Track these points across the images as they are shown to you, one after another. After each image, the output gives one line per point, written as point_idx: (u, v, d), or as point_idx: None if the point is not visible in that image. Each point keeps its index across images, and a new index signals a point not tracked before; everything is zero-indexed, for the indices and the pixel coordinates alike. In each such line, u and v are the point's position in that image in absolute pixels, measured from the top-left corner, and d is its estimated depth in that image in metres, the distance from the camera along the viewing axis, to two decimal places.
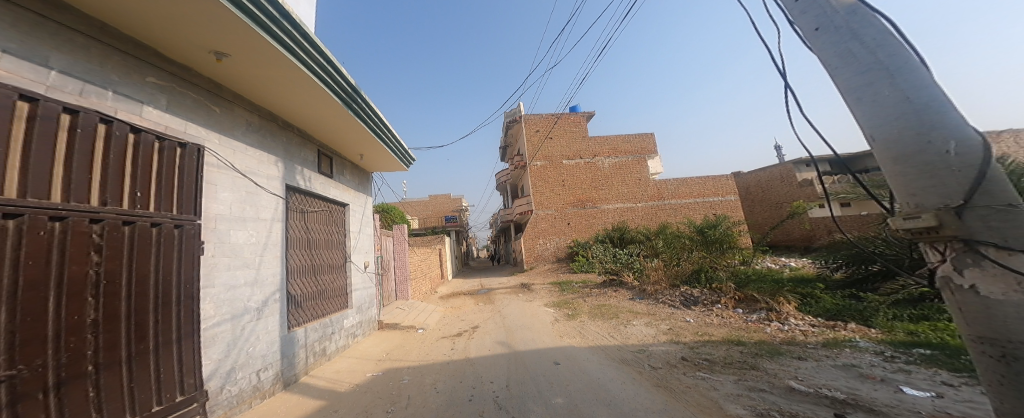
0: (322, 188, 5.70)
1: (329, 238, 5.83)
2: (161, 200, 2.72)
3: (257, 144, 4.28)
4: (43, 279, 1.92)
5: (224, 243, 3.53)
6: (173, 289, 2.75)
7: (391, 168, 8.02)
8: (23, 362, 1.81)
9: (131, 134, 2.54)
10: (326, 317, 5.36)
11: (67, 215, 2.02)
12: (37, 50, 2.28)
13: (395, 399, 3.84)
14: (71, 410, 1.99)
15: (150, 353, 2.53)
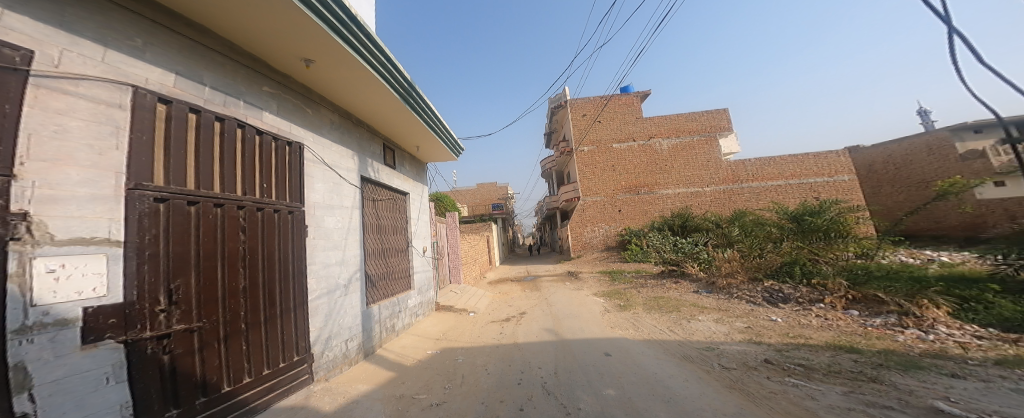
0: (387, 179, 6.22)
1: (395, 224, 6.40)
2: (280, 192, 3.42)
3: (339, 140, 4.81)
4: (214, 252, 2.60)
5: (321, 228, 4.06)
6: (293, 265, 3.44)
7: (443, 159, 8.47)
8: (205, 316, 2.48)
9: (257, 136, 3.30)
10: (394, 296, 5.93)
11: (223, 203, 2.72)
12: (195, 70, 2.78)
13: (451, 376, 4.12)
14: (233, 357, 2.67)
15: (280, 318, 3.20)
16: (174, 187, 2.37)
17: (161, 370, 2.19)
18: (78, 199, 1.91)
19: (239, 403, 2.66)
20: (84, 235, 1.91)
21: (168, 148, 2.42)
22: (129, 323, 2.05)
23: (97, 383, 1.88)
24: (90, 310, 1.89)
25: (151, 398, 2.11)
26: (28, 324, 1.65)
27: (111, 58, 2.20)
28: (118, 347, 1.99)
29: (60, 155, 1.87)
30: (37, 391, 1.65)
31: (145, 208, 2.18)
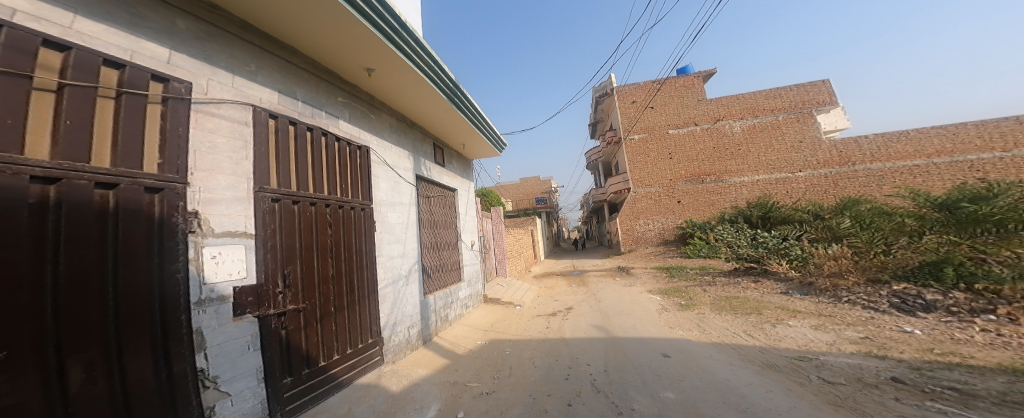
0: (437, 176, 6.50)
1: (446, 219, 6.71)
2: (359, 192, 3.74)
3: (398, 143, 4.97)
4: (313, 243, 2.98)
5: (387, 224, 4.25)
6: (372, 255, 3.78)
7: (486, 155, 8.59)
8: (309, 299, 2.87)
9: (347, 150, 3.72)
10: (447, 288, 6.24)
11: (319, 201, 3.12)
12: (291, 87, 3.12)
13: (498, 367, 4.23)
14: (331, 334, 3.06)
15: (365, 301, 3.57)
16: (284, 189, 2.78)
17: (280, 342, 2.57)
18: (225, 201, 2.34)
19: (332, 377, 3.00)
20: (234, 229, 2.37)
21: (278, 156, 2.82)
22: (260, 301, 2.46)
23: (242, 349, 2.28)
24: (235, 289, 2.31)
25: (275, 365, 2.49)
26: (201, 299, 2.10)
27: (238, 82, 2.60)
28: (254, 321, 2.40)
29: (213, 166, 2.32)
30: (208, 351, 2.10)
31: (266, 207, 2.61)
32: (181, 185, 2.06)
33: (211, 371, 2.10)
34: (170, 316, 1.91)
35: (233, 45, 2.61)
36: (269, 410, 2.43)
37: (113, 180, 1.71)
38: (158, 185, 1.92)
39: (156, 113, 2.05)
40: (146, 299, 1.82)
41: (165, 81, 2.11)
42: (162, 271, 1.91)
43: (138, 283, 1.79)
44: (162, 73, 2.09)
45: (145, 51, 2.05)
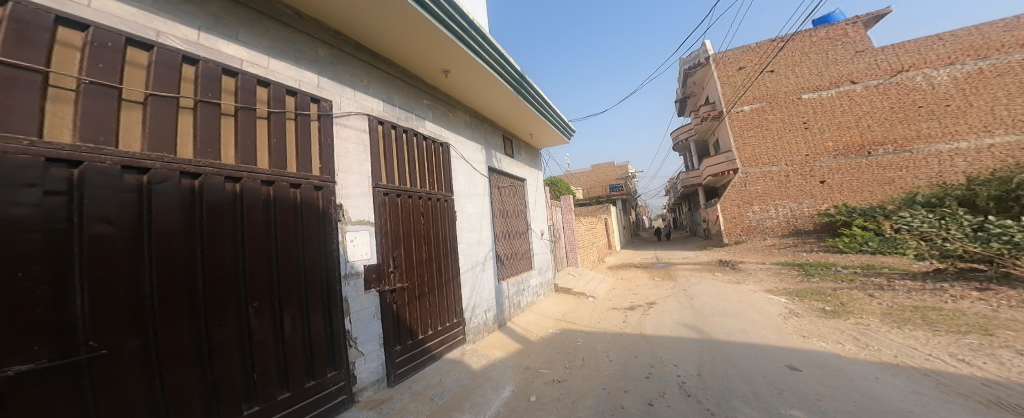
0: (507, 167, 6.55)
1: (516, 209, 6.82)
2: (443, 185, 3.95)
3: (473, 138, 5.04)
4: (411, 230, 3.25)
5: (466, 215, 4.36)
6: (455, 242, 3.97)
7: (554, 143, 8.41)
8: (412, 278, 3.14)
9: (434, 146, 3.94)
10: (518, 275, 6.38)
11: (414, 194, 3.36)
12: (394, 96, 3.40)
13: (570, 357, 4.19)
14: (428, 311, 3.30)
15: (452, 283, 3.79)
16: (389, 185, 3.05)
17: (394, 314, 2.86)
18: (354, 197, 2.68)
19: (428, 353, 3.23)
20: (365, 218, 2.74)
21: (385, 157, 3.09)
22: (379, 277, 2.76)
23: (370, 317, 2.63)
24: (365, 266, 2.65)
25: (391, 333, 2.79)
26: (348, 272, 2.50)
27: (358, 96, 2.94)
28: (376, 295, 2.72)
29: (348, 168, 2.68)
30: (352, 317, 2.49)
31: (380, 200, 2.90)
32: (333, 184, 2.50)
33: (352, 334, 2.47)
34: (331, 287, 2.35)
35: (353, 64, 2.96)
36: (387, 373, 2.72)
37: (296, 182, 2.21)
38: (321, 184, 2.38)
39: (317, 128, 2.50)
40: (318, 273, 2.28)
41: (318, 101, 2.56)
42: (327, 251, 2.37)
43: (315, 260, 2.27)
44: (315, 95, 2.54)
45: (299, 77, 2.47)
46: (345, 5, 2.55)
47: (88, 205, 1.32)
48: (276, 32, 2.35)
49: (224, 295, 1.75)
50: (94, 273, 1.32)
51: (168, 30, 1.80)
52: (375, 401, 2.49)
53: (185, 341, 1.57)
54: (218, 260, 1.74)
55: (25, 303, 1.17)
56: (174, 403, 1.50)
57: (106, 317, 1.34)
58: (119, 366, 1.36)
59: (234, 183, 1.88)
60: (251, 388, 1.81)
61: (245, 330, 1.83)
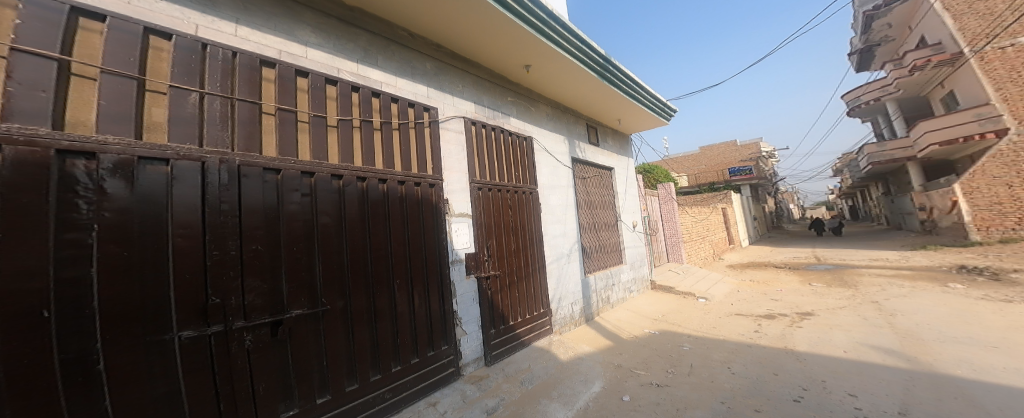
0: (593, 156, 6.21)
1: (603, 199, 6.46)
2: (526, 177, 3.97)
3: (555, 129, 4.96)
4: (500, 221, 3.27)
5: (550, 207, 4.37)
6: (538, 233, 3.92)
7: (648, 126, 7.61)
8: (502, 267, 3.16)
9: (517, 141, 3.97)
10: (607, 269, 6.09)
11: (502, 188, 3.41)
12: (483, 96, 3.55)
13: (675, 362, 3.74)
14: (515, 299, 3.33)
15: (535, 274, 3.78)
16: (481, 180, 3.14)
17: (489, 300, 2.96)
18: (457, 192, 2.85)
19: (516, 339, 3.29)
20: (466, 211, 2.88)
21: (478, 153, 3.20)
22: (475, 264, 2.84)
23: (469, 301, 2.77)
24: (466, 254, 2.80)
25: (488, 316, 2.92)
26: (455, 258, 2.67)
27: (456, 101, 3.15)
28: (474, 281, 2.84)
29: (450, 167, 2.84)
30: (457, 298, 2.66)
31: (476, 195, 3.00)
32: (437, 181, 2.67)
33: (458, 314, 2.66)
34: (446, 271, 2.58)
35: (451, 72, 3.21)
36: (484, 352, 2.87)
37: (418, 181, 2.52)
38: (433, 182, 2.62)
39: (429, 134, 2.79)
40: (437, 258, 2.54)
41: (429, 110, 2.85)
42: (439, 239, 2.57)
43: (434, 247, 2.53)
44: (427, 104, 2.83)
45: (414, 90, 2.78)
46: (446, 16, 2.76)
47: (320, 204, 1.90)
48: (398, 54, 2.71)
49: (383, 273, 2.18)
50: (323, 252, 1.88)
51: (345, 67, 2.31)
52: (475, 377, 2.66)
53: (364, 307, 2.04)
54: (378, 244, 2.17)
55: (298, 268, 1.78)
56: (355, 352, 1.97)
57: (328, 282, 1.89)
58: (332, 319, 1.88)
59: (383, 183, 2.29)
60: (396, 349, 2.20)
61: (393, 301, 2.22)
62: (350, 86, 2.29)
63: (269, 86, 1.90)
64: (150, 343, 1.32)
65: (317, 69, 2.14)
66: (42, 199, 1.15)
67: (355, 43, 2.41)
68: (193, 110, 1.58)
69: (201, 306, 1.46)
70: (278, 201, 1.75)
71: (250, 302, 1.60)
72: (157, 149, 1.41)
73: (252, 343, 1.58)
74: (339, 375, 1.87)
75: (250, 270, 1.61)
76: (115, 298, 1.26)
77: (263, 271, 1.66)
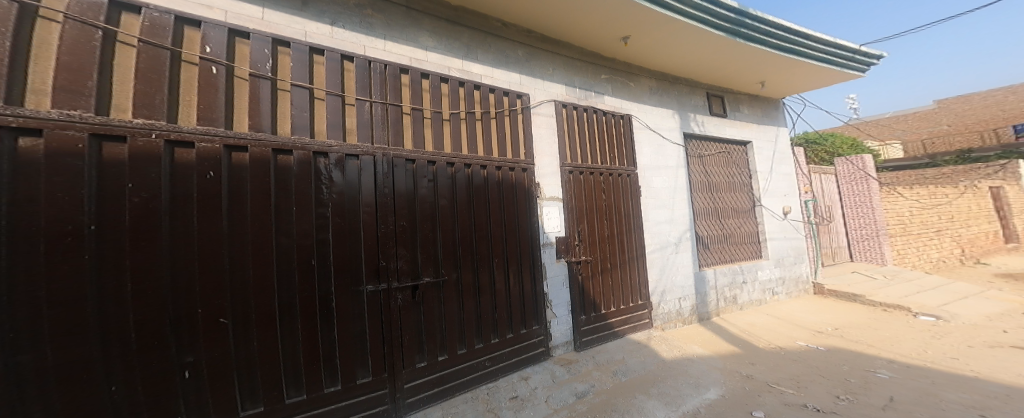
0: (718, 130, 5.04)
1: (731, 181, 5.17)
2: (623, 158, 3.68)
3: (660, 103, 4.31)
4: (592, 206, 3.19)
5: (651, 189, 3.91)
6: (635, 220, 3.60)
7: (812, 84, 5.64)
8: (593, 253, 3.11)
9: (613, 119, 3.69)
10: (735, 264, 4.92)
11: (594, 171, 3.27)
12: (573, 75, 3.34)
13: (846, 385, 2.69)
14: (607, 287, 3.22)
15: (632, 263, 3.52)
16: (573, 163, 3.09)
17: (579, 285, 2.97)
18: (547, 176, 2.87)
19: (609, 327, 3.20)
20: (557, 195, 2.91)
21: (570, 136, 3.14)
22: (567, 248, 2.90)
23: (559, 284, 2.84)
24: (556, 238, 2.85)
25: (578, 301, 2.95)
26: (545, 241, 2.76)
27: (547, 85, 3.04)
28: (564, 265, 2.88)
29: (541, 151, 2.87)
30: (548, 281, 2.76)
31: (567, 178, 2.98)
32: (530, 166, 2.73)
33: (548, 297, 2.76)
34: (538, 253, 2.69)
35: (545, 57, 3.08)
36: (574, 336, 2.91)
37: (513, 166, 2.61)
38: (527, 166, 2.68)
39: (523, 120, 2.76)
40: (529, 240, 2.66)
41: (522, 96, 2.80)
42: (532, 221, 2.69)
43: (527, 231, 2.65)
44: (518, 91, 2.78)
45: (508, 79, 2.77)
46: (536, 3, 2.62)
47: (441, 188, 2.17)
48: (495, 45, 2.71)
49: (483, 251, 2.39)
50: (443, 230, 2.17)
51: (451, 64, 2.43)
52: (564, 359, 2.73)
53: (471, 281, 2.31)
54: (481, 226, 2.38)
55: (428, 242, 2.10)
56: (463, 321, 2.26)
57: (446, 257, 2.18)
58: (448, 290, 2.19)
59: (484, 168, 2.45)
60: (495, 322, 2.43)
61: (493, 279, 2.42)
62: (458, 81, 2.41)
63: (405, 89, 2.14)
64: (353, 291, 1.80)
65: (434, 70, 2.32)
66: (308, 183, 1.68)
67: (459, 40, 2.50)
68: (368, 115, 1.92)
69: (375, 268, 1.87)
70: (415, 186, 2.06)
71: (400, 267, 1.97)
72: (353, 150, 1.82)
73: (402, 301, 1.98)
74: (453, 339, 2.19)
75: (402, 242, 1.98)
76: (340, 255, 1.76)
77: (408, 244, 2.01)
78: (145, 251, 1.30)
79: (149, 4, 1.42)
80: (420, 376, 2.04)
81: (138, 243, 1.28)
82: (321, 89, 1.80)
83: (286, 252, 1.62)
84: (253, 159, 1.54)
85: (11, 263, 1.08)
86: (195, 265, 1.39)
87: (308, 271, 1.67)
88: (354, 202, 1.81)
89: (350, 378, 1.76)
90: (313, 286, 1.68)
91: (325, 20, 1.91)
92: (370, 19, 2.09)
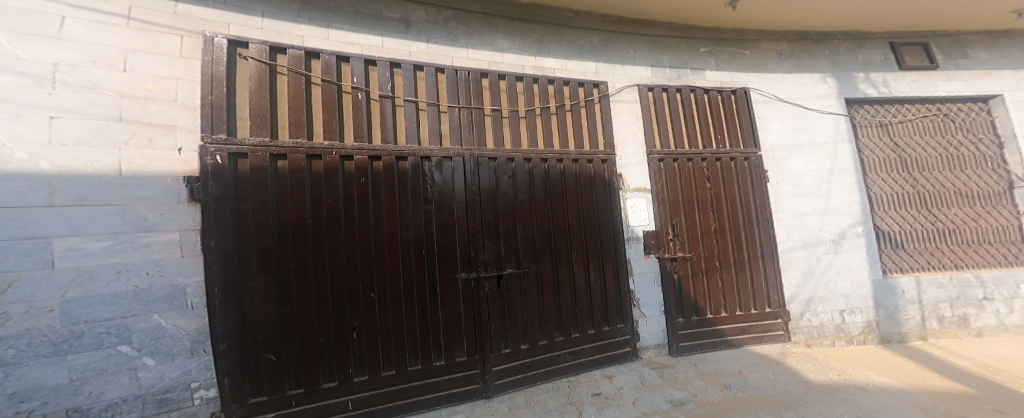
0: (912, 89, 3.49)
1: (953, 154, 3.40)
2: (737, 139, 3.17)
3: (795, 69, 3.46)
4: (692, 198, 2.96)
5: (785, 171, 3.18)
6: (756, 211, 3.05)
7: None
8: (693, 249, 2.90)
9: (719, 96, 3.25)
10: (967, 273, 3.21)
11: (692, 157, 2.99)
12: (659, 56, 3.15)
13: None
14: (713, 289, 2.91)
15: (752, 263, 3.00)
16: (665, 150, 2.94)
17: (675, 284, 2.85)
18: (631, 166, 2.84)
19: (718, 334, 2.87)
20: (642, 185, 2.85)
21: (659, 121, 2.99)
22: (657, 244, 2.84)
23: (649, 282, 2.81)
24: (644, 232, 2.83)
25: (672, 303, 2.81)
26: (631, 236, 2.80)
27: (627, 69, 3.01)
28: (655, 261, 2.85)
29: (622, 139, 2.86)
30: (635, 277, 2.78)
31: (655, 166, 2.88)
32: (610, 156, 2.76)
33: (635, 295, 2.77)
34: (618, 249, 2.72)
35: (621, 41, 3.06)
36: (668, 340, 2.79)
37: (590, 158, 2.68)
38: (605, 157, 2.72)
39: (599, 109, 2.86)
40: (610, 237, 2.71)
41: (597, 85, 2.88)
42: (614, 217, 2.72)
43: (608, 226, 2.69)
44: (593, 79, 2.86)
45: (584, 69, 2.88)
46: None
47: (519, 184, 2.41)
48: (567, 37, 2.88)
49: (562, 245, 2.51)
50: (522, 224, 2.38)
51: (523, 61, 2.70)
52: (655, 363, 2.65)
53: (550, 274, 2.44)
54: (558, 220, 2.51)
55: (509, 234, 2.33)
56: (544, 313, 2.40)
57: (525, 249, 2.37)
58: (529, 281, 2.36)
59: (560, 163, 2.60)
60: (576, 317, 2.54)
61: (571, 273, 2.53)
62: (532, 79, 2.66)
63: (485, 93, 2.52)
64: (452, 276, 2.12)
65: (509, 70, 2.62)
66: (418, 185, 2.13)
67: (532, 37, 2.77)
68: (459, 121, 2.33)
69: (467, 257, 2.17)
70: (497, 182, 2.35)
71: (486, 258, 2.23)
72: (446, 153, 2.23)
73: (489, 289, 2.21)
74: (534, 329, 2.34)
75: (488, 234, 2.26)
76: (443, 244, 2.12)
77: (492, 236, 2.27)
78: (322, 236, 1.87)
79: (324, 51, 2.11)
80: (506, 362, 2.20)
81: (329, 228, 1.89)
82: (424, 102, 2.29)
83: (406, 241, 2.05)
84: (383, 168, 2.07)
85: (269, 237, 1.76)
86: (352, 247, 1.92)
87: (422, 258, 2.06)
88: (450, 201, 2.19)
89: (450, 356, 2.05)
90: (425, 272, 2.06)
91: (422, 40, 2.42)
92: (454, 31, 2.53)
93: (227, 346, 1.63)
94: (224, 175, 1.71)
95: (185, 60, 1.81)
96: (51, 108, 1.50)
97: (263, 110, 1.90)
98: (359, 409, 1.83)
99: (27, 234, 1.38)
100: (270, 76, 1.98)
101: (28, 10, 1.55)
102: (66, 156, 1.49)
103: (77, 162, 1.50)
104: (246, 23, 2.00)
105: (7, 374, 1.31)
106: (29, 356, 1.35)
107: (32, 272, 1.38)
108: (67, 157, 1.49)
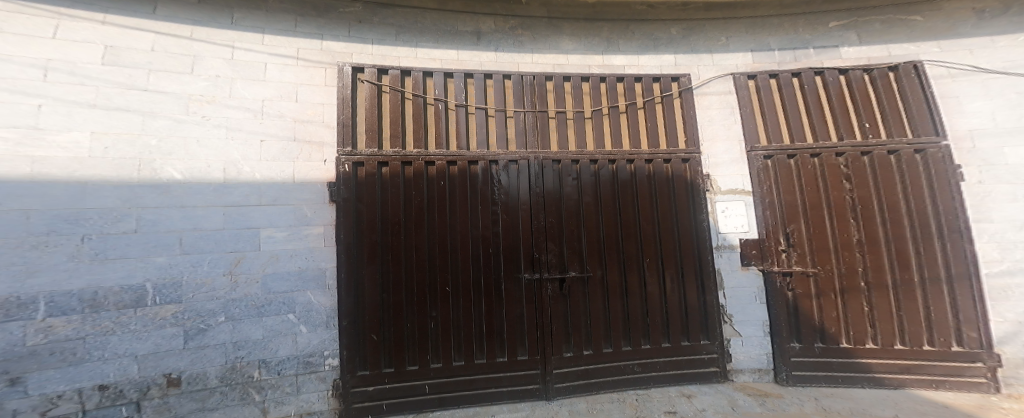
0: None
1: None
2: (895, 127, 2.48)
3: (1001, 31, 2.56)
4: (819, 202, 2.43)
5: (1000, 165, 2.32)
6: (930, 218, 2.33)
7: None
8: (819, 264, 2.38)
9: (864, 75, 2.61)
10: None
11: (819, 152, 2.46)
12: (764, 39, 2.75)
13: None
14: (854, 315, 2.32)
15: (917, 287, 2.31)
16: (776, 145, 2.51)
17: (788, 303, 2.39)
18: (723, 165, 2.52)
19: (863, 368, 2.29)
20: (737, 187, 2.49)
21: (764, 112, 2.58)
22: (764, 255, 2.44)
23: (750, 298, 2.42)
24: (742, 240, 2.47)
25: (782, 325, 2.37)
26: (720, 244, 2.47)
27: (717, 58, 2.71)
28: (759, 274, 2.45)
29: (713, 135, 2.57)
30: (726, 291, 2.43)
31: (760, 164, 2.49)
32: (698, 155, 2.51)
33: (726, 309, 2.43)
34: (703, 258, 2.43)
35: (709, 28, 2.76)
36: (774, 366, 2.38)
37: (667, 158, 2.49)
38: (687, 157, 2.50)
39: (679, 104, 2.64)
40: (692, 244, 2.44)
41: (677, 79, 2.67)
42: (698, 222, 2.46)
43: (689, 231, 2.44)
44: (674, 73, 2.67)
45: (659, 63, 2.72)
46: None
47: (583, 186, 2.38)
48: (640, 31, 2.74)
49: (631, 250, 2.38)
50: (587, 226, 2.34)
51: (592, 61, 2.67)
52: (751, 388, 2.29)
53: (617, 281, 2.33)
54: (628, 224, 2.39)
55: (573, 237, 2.32)
56: (609, 319, 2.32)
57: (590, 253, 2.32)
58: (594, 286, 2.31)
59: (630, 163, 2.46)
60: (647, 328, 2.37)
61: (643, 281, 2.38)
62: (598, 78, 2.61)
63: (549, 96, 2.56)
64: (516, 276, 2.22)
65: (575, 72, 2.62)
66: (487, 188, 2.28)
67: (600, 35, 2.72)
68: (522, 125, 2.43)
69: (530, 258, 2.25)
70: (561, 185, 2.37)
71: (550, 260, 2.27)
72: (512, 156, 2.34)
73: (552, 291, 2.25)
74: (598, 335, 2.28)
75: (551, 237, 2.29)
76: (508, 244, 2.24)
77: (555, 238, 2.30)
78: (408, 233, 2.16)
79: (414, 68, 2.42)
80: (568, 365, 2.22)
81: (415, 227, 2.17)
82: (493, 108, 2.44)
83: (476, 240, 2.22)
84: (458, 172, 2.27)
85: (374, 232, 2.11)
86: (432, 245, 2.17)
87: (490, 257, 2.21)
88: (515, 204, 2.29)
89: (513, 353, 2.16)
90: (492, 270, 2.21)
91: (492, 49, 2.59)
92: (520, 38, 2.64)
93: (348, 323, 1.98)
94: (349, 179, 2.15)
95: (327, 88, 2.32)
96: (260, 132, 2.12)
97: (373, 125, 2.29)
98: (435, 394, 2.03)
99: (247, 224, 1.97)
100: (378, 95, 2.37)
101: (250, 62, 2.22)
102: (268, 167, 2.08)
103: (273, 171, 2.08)
104: (360, 50, 2.44)
105: (235, 327, 1.85)
106: (243, 315, 1.87)
107: (250, 252, 1.94)
108: (270, 168, 2.08)
